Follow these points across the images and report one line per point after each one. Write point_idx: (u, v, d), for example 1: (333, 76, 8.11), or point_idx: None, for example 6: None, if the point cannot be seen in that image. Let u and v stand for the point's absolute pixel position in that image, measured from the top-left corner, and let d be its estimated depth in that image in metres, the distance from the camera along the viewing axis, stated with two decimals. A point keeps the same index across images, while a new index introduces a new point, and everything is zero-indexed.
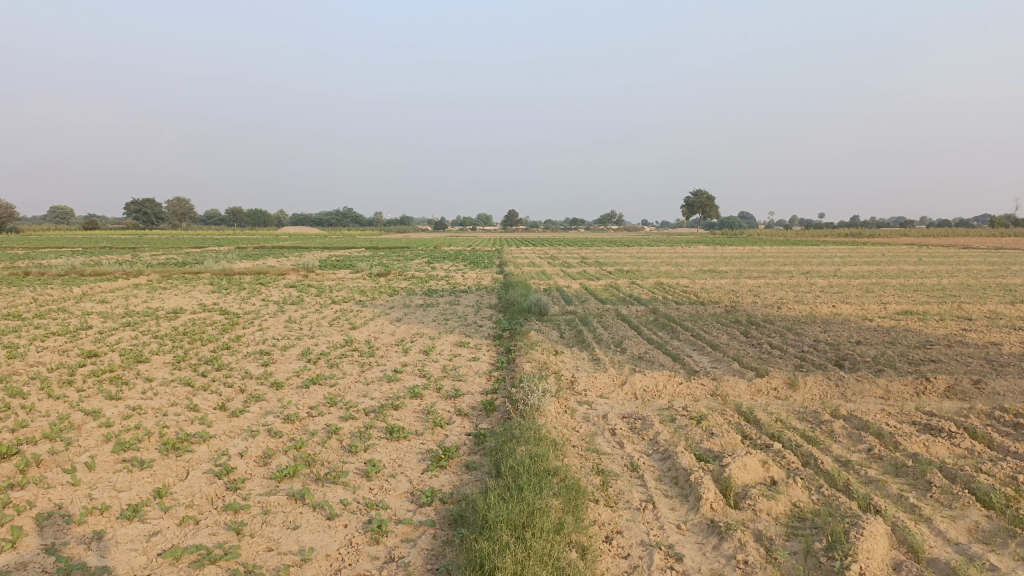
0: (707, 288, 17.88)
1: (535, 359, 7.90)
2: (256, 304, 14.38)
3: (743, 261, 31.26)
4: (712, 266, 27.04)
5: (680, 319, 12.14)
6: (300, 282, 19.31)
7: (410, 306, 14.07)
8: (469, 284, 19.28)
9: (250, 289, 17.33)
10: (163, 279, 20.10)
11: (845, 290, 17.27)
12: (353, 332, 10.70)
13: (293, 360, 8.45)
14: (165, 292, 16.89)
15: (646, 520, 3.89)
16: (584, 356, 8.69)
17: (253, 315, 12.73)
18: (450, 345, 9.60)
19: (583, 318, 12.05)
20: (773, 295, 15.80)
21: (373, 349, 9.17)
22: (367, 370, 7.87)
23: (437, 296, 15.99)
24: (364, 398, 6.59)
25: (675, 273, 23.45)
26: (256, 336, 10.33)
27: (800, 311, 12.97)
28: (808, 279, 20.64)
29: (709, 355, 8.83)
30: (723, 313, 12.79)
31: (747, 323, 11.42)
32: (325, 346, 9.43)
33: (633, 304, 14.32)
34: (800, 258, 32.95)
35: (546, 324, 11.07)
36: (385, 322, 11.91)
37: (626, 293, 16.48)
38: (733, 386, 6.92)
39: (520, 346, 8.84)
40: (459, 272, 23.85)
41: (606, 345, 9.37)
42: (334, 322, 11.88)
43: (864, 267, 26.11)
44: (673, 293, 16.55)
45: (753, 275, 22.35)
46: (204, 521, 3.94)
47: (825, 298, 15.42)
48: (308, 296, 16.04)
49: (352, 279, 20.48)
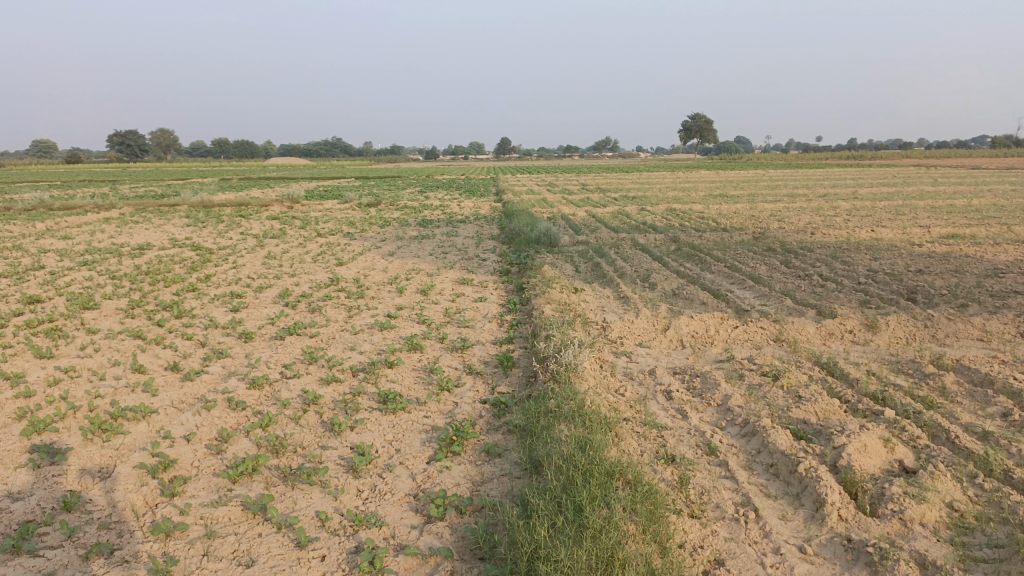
0: (724, 213, 16.54)
1: (554, 300, 6.63)
2: (233, 238, 12.99)
3: (750, 184, 29.72)
4: (722, 191, 25.50)
5: (706, 247, 10.86)
6: (283, 214, 17.82)
7: (403, 239, 12.70)
8: (466, 213, 17.84)
9: (227, 223, 15.87)
10: (135, 213, 18.55)
11: (874, 213, 15.91)
12: (340, 269, 9.39)
13: (269, 304, 7.18)
14: (135, 226, 15.45)
15: (754, 541, 2.71)
16: (608, 294, 7.45)
17: (228, 250, 11.38)
18: (452, 283, 8.32)
19: (598, 249, 10.76)
20: (799, 220, 14.45)
21: (363, 289, 7.89)
22: (355, 315, 6.63)
23: (432, 227, 14.63)
24: (351, 353, 5.36)
25: (684, 198, 21.99)
26: (229, 275, 9.02)
27: (837, 236, 11.69)
28: (829, 202, 19.22)
29: (753, 290, 7.58)
30: (752, 241, 11.48)
31: (784, 251, 10.12)
32: (307, 287, 8.14)
33: (649, 233, 12.95)
34: (808, 181, 31.40)
35: (559, 257, 9.76)
36: (376, 257, 10.58)
37: (638, 221, 15.10)
38: (799, 327, 5.72)
39: (533, 283, 7.58)
40: (455, 201, 22.41)
41: (632, 281, 8.09)
42: (319, 256, 10.58)
43: (882, 190, 24.70)
44: (689, 219, 15.21)
45: (768, 199, 20.98)
46: (121, 553, 2.73)
47: (856, 222, 14.08)
48: (291, 228, 14.64)
49: (339, 211, 18.97)
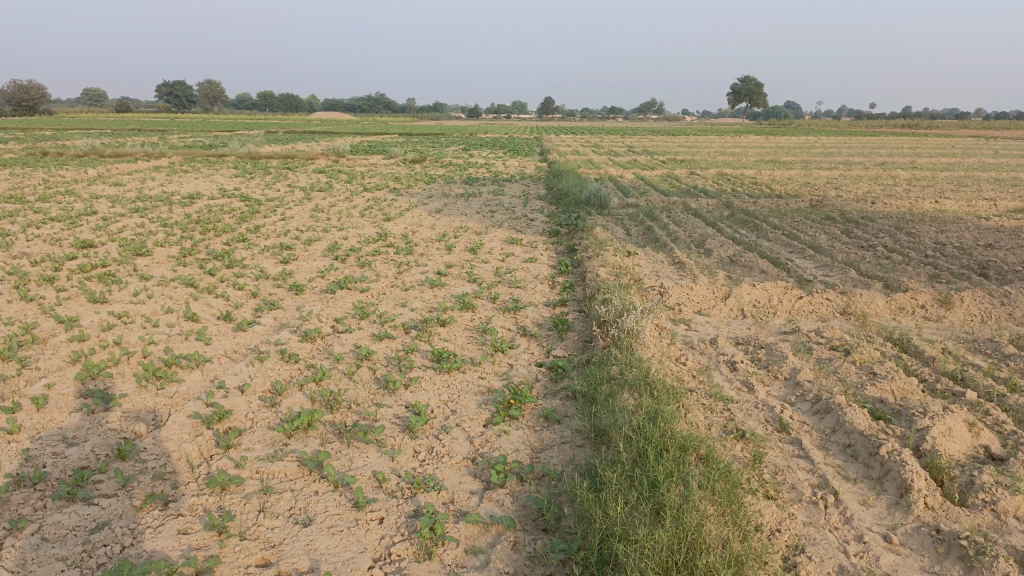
0: (777, 179, 16.04)
1: (608, 262, 6.45)
2: (280, 190, 13.00)
3: (802, 151, 28.87)
4: (774, 157, 24.80)
5: (760, 214, 10.53)
6: (329, 167, 17.79)
7: (449, 196, 12.56)
8: (511, 172, 17.60)
9: (274, 175, 15.90)
10: (184, 163, 18.71)
11: (936, 184, 15.29)
12: (387, 224, 9.30)
13: (318, 257, 7.12)
14: (184, 176, 15.55)
15: (834, 526, 2.55)
16: (662, 259, 7.24)
17: (275, 202, 11.38)
18: (501, 242, 8.18)
19: (648, 212, 10.50)
20: (857, 189, 13.95)
21: (411, 245, 7.79)
22: (404, 271, 6.53)
23: (479, 185, 14.45)
24: (402, 309, 5.27)
25: (735, 163, 21.45)
26: (277, 226, 9.00)
27: (898, 207, 11.23)
28: (887, 171, 18.55)
29: (814, 260, 7.30)
30: (809, 209, 11.09)
31: (844, 220, 9.75)
32: (355, 241, 8.07)
33: (701, 197, 12.62)
34: (864, 149, 30.39)
35: (610, 219, 9.53)
36: (423, 213, 10.47)
37: (689, 185, 14.73)
38: (867, 300, 5.46)
39: (585, 245, 7.40)
40: (500, 159, 22.16)
41: (686, 246, 7.86)
42: (366, 211, 10.50)
43: (943, 160, 23.76)
44: (741, 184, 14.78)
45: (823, 166, 20.32)
46: (176, 504, 2.68)
47: (918, 193, 13.54)
48: (337, 182, 14.60)
49: (385, 166, 18.88)
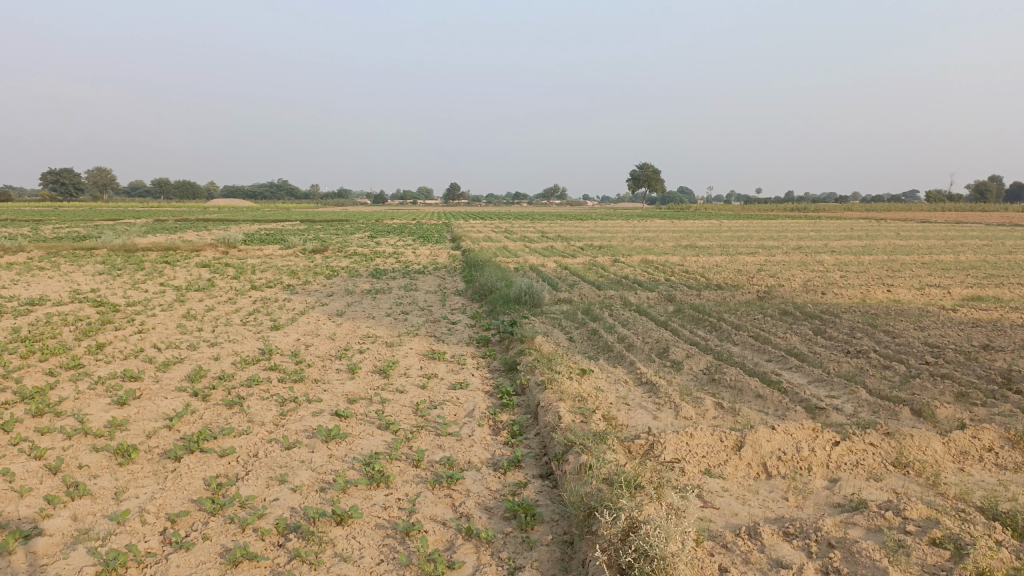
0: (707, 266, 15.14)
1: (566, 392, 4.89)
2: (149, 291, 10.96)
3: (715, 234, 28.80)
4: (690, 242, 24.35)
5: (711, 309, 9.31)
6: (216, 261, 15.79)
7: (353, 293, 10.85)
8: (423, 262, 16.10)
9: (148, 271, 13.78)
10: (43, 258, 16.26)
11: (869, 270, 14.71)
12: (275, 336, 7.50)
13: (172, 393, 5.25)
14: (37, 275, 13.17)
15: None
16: (627, 377, 5.75)
17: (138, 307, 9.36)
18: (419, 357, 6.54)
19: (587, 310, 9.09)
20: (794, 276, 13.14)
21: (304, 368, 6.03)
22: (289, 412, 4.77)
23: (387, 279, 12.80)
24: (278, 491, 3.50)
25: (654, 248, 20.69)
26: (129, 344, 7.03)
27: (853, 298, 10.28)
28: (811, 256, 18.10)
29: (805, 373, 6.00)
30: (759, 301, 9.99)
31: (807, 316, 8.62)
32: (229, 363, 6.23)
33: (637, 288, 11.39)
34: (774, 233, 30.59)
35: (546, 322, 8.07)
36: (321, 318, 8.73)
37: (617, 274, 13.57)
38: (920, 444, 4.09)
39: (528, 362, 5.84)
40: (410, 248, 20.63)
41: (648, 356, 6.44)
42: (251, 317, 8.66)
43: (856, 243, 23.84)
44: (674, 272, 13.74)
45: (746, 251, 19.79)
46: None
47: (858, 280, 12.80)
48: (221, 279, 12.65)
49: (282, 258, 17.02)
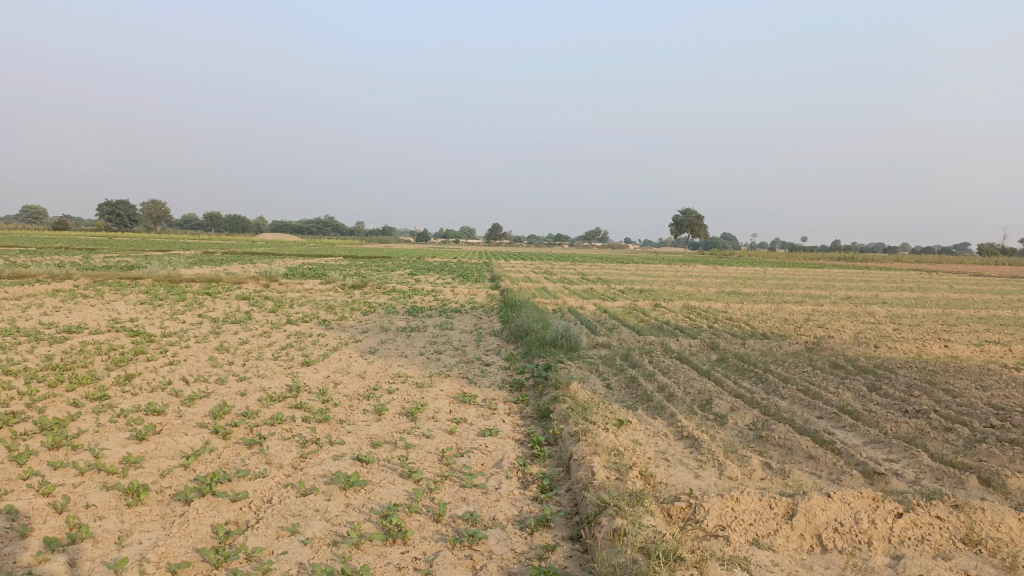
0: (752, 314, 14.68)
1: (601, 444, 4.59)
2: (186, 322, 10.95)
3: (759, 281, 28.18)
4: (734, 288, 23.86)
5: (756, 359, 8.91)
6: (256, 294, 15.85)
7: (388, 331, 10.70)
8: (461, 301, 15.94)
9: (188, 302, 13.85)
10: (89, 286, 16.52)
11: (923, 323, 14.10)
12: (305, 372, 7.34)
13: (193, 429, 5.08)
14: (81, 302, 13.32)
15: None
16: (666, 430, 5.42)
17: (172, 338, 9.31)
18: (449, 399, 6.30)
19: (626, 356, 8.77)
20: (844, 327, 12.62)
21: (330, 407, 5.83)
22: (309, 455, 4.55)
23: (423, 317, 12.65)
24: (287, 543, 3.27)
25: (697, 294, 20.25)
26: (158, 375, 6.93)
27: (908, 353, 9.78)
28: (861, 307, 17.49)
29: (859, 433, 5.60)
30: (808, 353, 9.55)
31: (859, 371, 8.18)
32: (254, 399, 6.06)
33: (679, 335, 11.03)
34: (821, 282, 29.84)
35: (583, 367, 7.78)
36: (353, 355, 8.57)
37: (659, 319, 13.20)
38: (994, 520, 3.69)
39: (562, 410, 5.55)
40: (448, 286, 20.54)
41: (689, 408, 6.10)
42: (283, 352, 8.53)
43: (908, 294, 23.08)
44: (718, 320, 13.32)
45: (792, 299, 19.24)
46: None
47: (912, 334, 12.23)
48: (258, 312, 12.63)
49: (321, 292, 17.03)
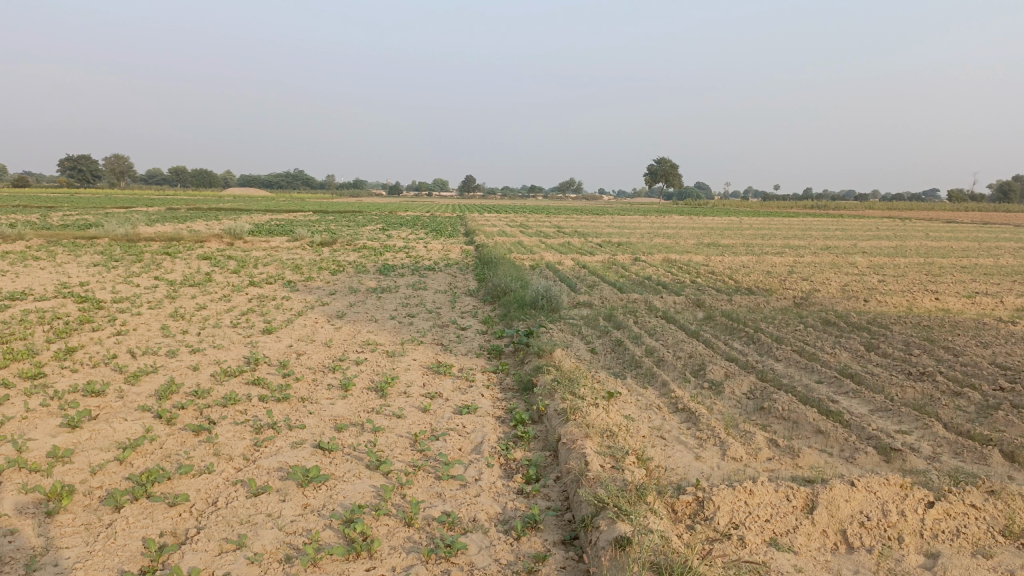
0: (734, 267, 14.31)
1: (593, 424, 4.12)
2: (141, 286, 10.27)
3: (737, 232, 27.90)
4: (712, 239, 23.44)
5: (745, 317, 8.52)
6: (219, 253, 15.13)
7: (357, 292, 10.13)
8: (434, 258, 15.37)
9: (146, 263, 13.13)
10: (41, 247, 15.65)
11: (907, 274, 13.82)
12: (266, 341, 6.78)
13: (135, 414, 4.53)
14: (30, 265, 12.53)
15: None
16: (659, 402, 4.97)
17: (124, 304, 8.66)
18: (423, 370, 5.80)
19: (609, 316, 8.31)
20: (829, 280, 12.29)
21: (291, 383, 5.31)
22: (264, 443, 4.03)
23: (395, 276, 12.07)
24: (231, 562, 2.77)
25: (677, 246, 19.84)
26: (102, 348, 6.32)
27: (898, 307, 9.43)
28: (843, 257, 17.17)
29: (865, 401, 5.20)
30: (797, 309, 9.16)
31: (853, 329, 7.80)
32: (207, 375, 5.51)
33: (662, 291, 10.59)
34: (798, 231, 29.62)
35: (565, 330, 7.30)
36: (319, 320, 8.01)
37: (640, 274, 12.76)
38: None
39: (546, 382, 5.07)
40: (422, 241, 19.93)
41: (682, 376, 5.66)
42: (243, 318, 7.95)
43: (887, 243, 22.88)
44: (700, 274, 12.92)
45: (773, 250, 18.92)
46: None
47: (899, 286, 11.91)
48: (220, 273, 11.96)
49: (288, 250, 16.34)
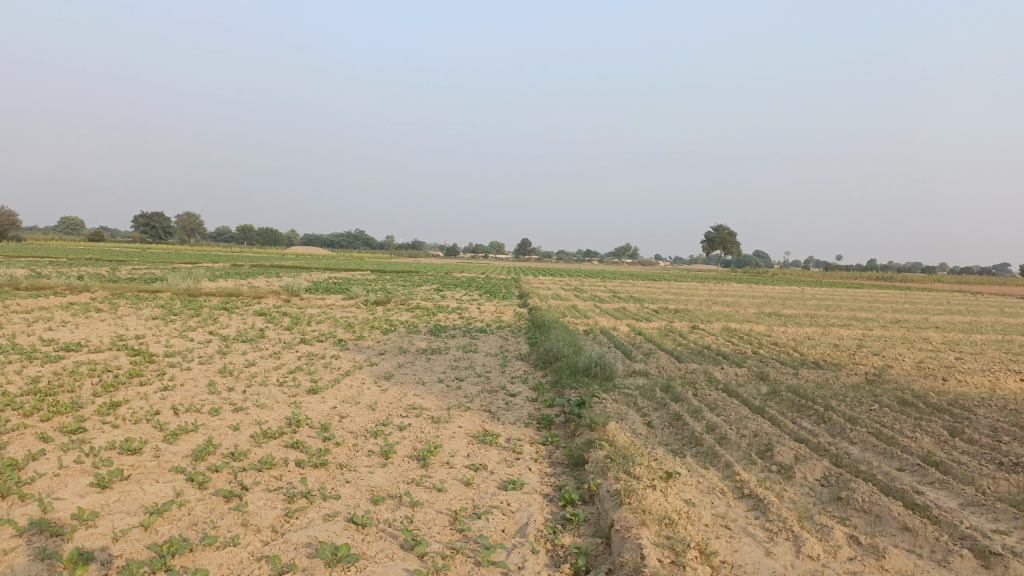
0: (798, 338, 13.70)
1: (650, 509, 3.75)
2: (194, 340, 10.30)
3: (799, 302, 27.06)
4: (774, 309, 22.73)
5: (813, 393, 8.00)
6: (275, 310, 15.24)
7: (407, 353, 9.95)
8: (487, 320, 15.17)
9: (202, 317, 13.26)
10: (105, 299, 16.03)
11: (985, 351, 13.01)
12: (310, 402, 6.60)
13: (168, 475, 4.35)
14: (92, 317, 12.77)
15: None
16: (722, 486, 4.57)
17: (175, 359, 8.64)
18: (468, 439, 5.51)
19: (667, 387, 7.90)
20: (901, 356, 11.62)
21: (330, 448, 5.08)
22: (296, 515, 3.78)
23: (446, 337, 11.88)
24: None
25: (736, 315, 19.26)
26: (146, 404, 6.22)
27: (981, 387, 8.77)
28: (914, 332, 16.33)
29: (954, 494, 4.69)
30: (869, 386, 8.59)
31: (932, 410, 7.23)
32: (247, 436, 5.32)
33: (722, 362, 10.13)
34: (863, 302, 28.60)
35: (620, 401, 6.93)
36: (366, 381, 7.82)
37: (698, 343, 12.29)
38: None
39: (598, 458, 4.73)
40: (475, 303, 19.83)
41: (747, 456, 5.24)
42: (290, 376, 7.82)
43: (961, 318, 21.81)
44: (761, 345, 12.38)
45: (838, 322, 18.17)
46: None
47: (978, 364, 11.17)
48: (273, 329, 11.97)
49: (342, 308, 16.38)
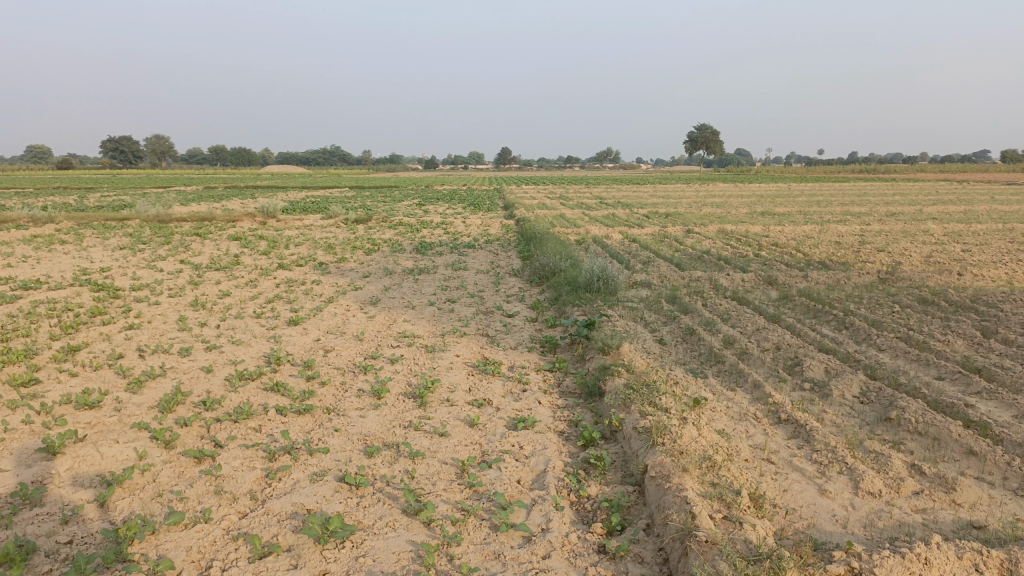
0: (798, 237, 13.19)
1: (687, 450, 3.26)
2: (164, 270, 9.62)
3: (788, 199, 26.50)
4: (766, 208, 22.16)
5: (827, 296, 7.53)
6: (250, 233, 14.48)
7: (393, 274, 9.35)
8: (474, 234, 14.53)
9: (174, 245, 12.51)
10: (70, 230, 15.17)
11: (991, 242, 12.58)
12: (290, 335, 6.03)
13: (131, 434, 3.80)
14: (55, 250, 12.00)
15: None
16: (756, 411, 4.08)
17: (143, 293, 8.00)
18: (467, 369, 4.98)
19: (672, 297, 7.39)
20: (908, 250, 11.16)
21: (314, 389, 4.54)
22: (278, 477, 3.26)
23: (433, 254, 11.25)
24: None
25: (730, 216, 18.67)
26: (109, 347, 5.64)
27: (999, 280, 8.34)
28: (913, 225, 15.85)
29: (1007, 404, 4.25)
30: (884, 285, 8.13)
31: (957, 309, 6.77)
32: (221, 379, 4.77)
33: (725, 267, 9.62)
34: (855, 197, 28.07)
35: (626, 317, 6.42)
36: (350, 307, 7.24)
37: (697, 247, 11.75)
38: None
39: (616, 387, 4.22)
40: (460, 216, 19.12)
41: (775, 374, 4.76)
42: (268, 306, 7.22)
43: (957, 208, 21.36)
44: (762, 246, 11.87)
45: (834, 218, 17.67)
46: None
47: (988, 255, 10.74)
48: (249, 255, 11.28)
49: (322, 228, 15.65)
